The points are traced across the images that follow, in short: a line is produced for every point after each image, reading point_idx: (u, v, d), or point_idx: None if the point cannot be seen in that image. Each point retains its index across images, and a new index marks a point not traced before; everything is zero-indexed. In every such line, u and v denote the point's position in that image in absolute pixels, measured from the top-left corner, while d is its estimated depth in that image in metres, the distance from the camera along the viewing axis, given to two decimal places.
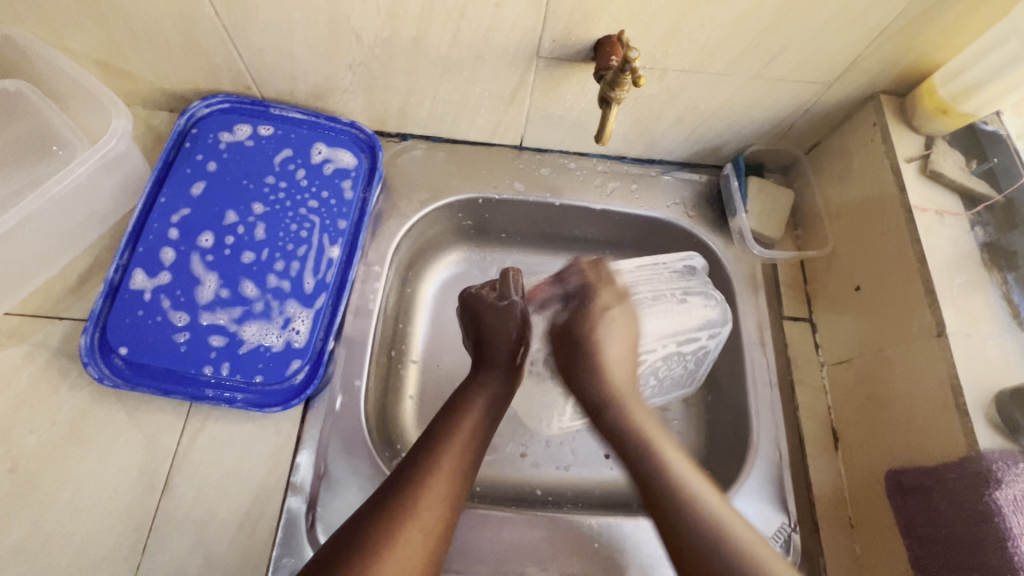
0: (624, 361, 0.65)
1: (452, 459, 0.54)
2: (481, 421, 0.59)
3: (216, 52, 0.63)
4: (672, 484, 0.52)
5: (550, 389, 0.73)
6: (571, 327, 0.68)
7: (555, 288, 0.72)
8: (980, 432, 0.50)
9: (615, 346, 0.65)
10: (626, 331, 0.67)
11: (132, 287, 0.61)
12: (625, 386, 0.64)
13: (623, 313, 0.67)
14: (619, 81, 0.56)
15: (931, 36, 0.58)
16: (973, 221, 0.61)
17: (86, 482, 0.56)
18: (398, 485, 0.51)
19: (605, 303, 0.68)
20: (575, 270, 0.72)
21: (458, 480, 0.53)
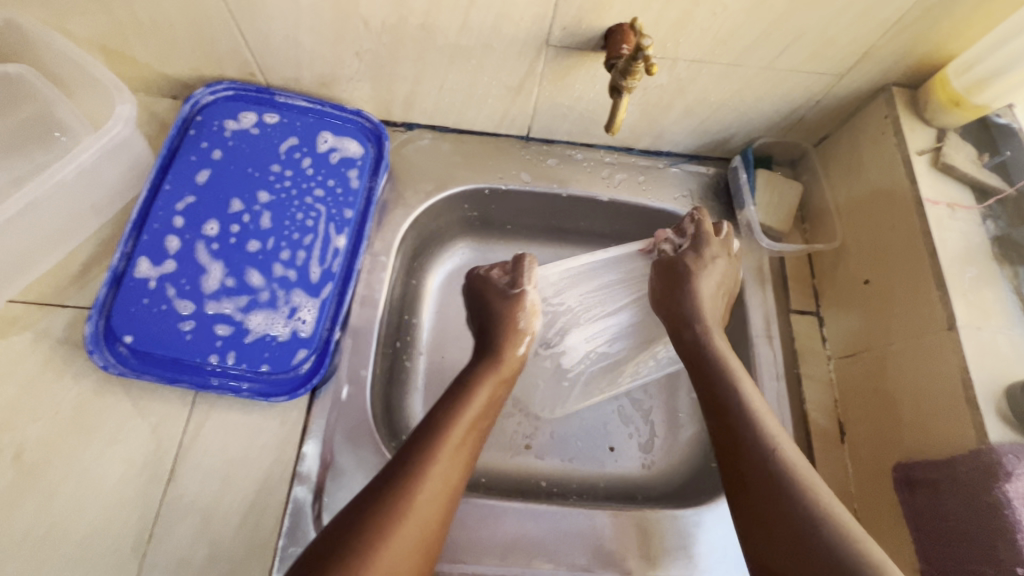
0: (715, 305, 0.66)
1: (450, 451, 0.53)
2: (481, 412, 0.59)
3: (221, 38, 0.63)
4: (756, 435, 0.54)
5: (555, 377, 0.77)
6: (674, 267, 0.68)
7: (676, 234, 0.71)
8: (990, 426, 0.50)
9: (710, 279, 0.66)
10: (715, 276, 0.67)
11: (137, 275, 0.60)
12: (717, 325, 0.65)
13: (718, 274, 0.67)
14: (631, 69, 0.55)
15: (944, 27, 0.57)
16: (984, 214, 0.61)
17: (92, 470, 0.56)
18: (397, 474, 0.50)
19: (704, 246, 0.68)
20: (709, 221, 0.70)
21: (457, 473, 0.53)
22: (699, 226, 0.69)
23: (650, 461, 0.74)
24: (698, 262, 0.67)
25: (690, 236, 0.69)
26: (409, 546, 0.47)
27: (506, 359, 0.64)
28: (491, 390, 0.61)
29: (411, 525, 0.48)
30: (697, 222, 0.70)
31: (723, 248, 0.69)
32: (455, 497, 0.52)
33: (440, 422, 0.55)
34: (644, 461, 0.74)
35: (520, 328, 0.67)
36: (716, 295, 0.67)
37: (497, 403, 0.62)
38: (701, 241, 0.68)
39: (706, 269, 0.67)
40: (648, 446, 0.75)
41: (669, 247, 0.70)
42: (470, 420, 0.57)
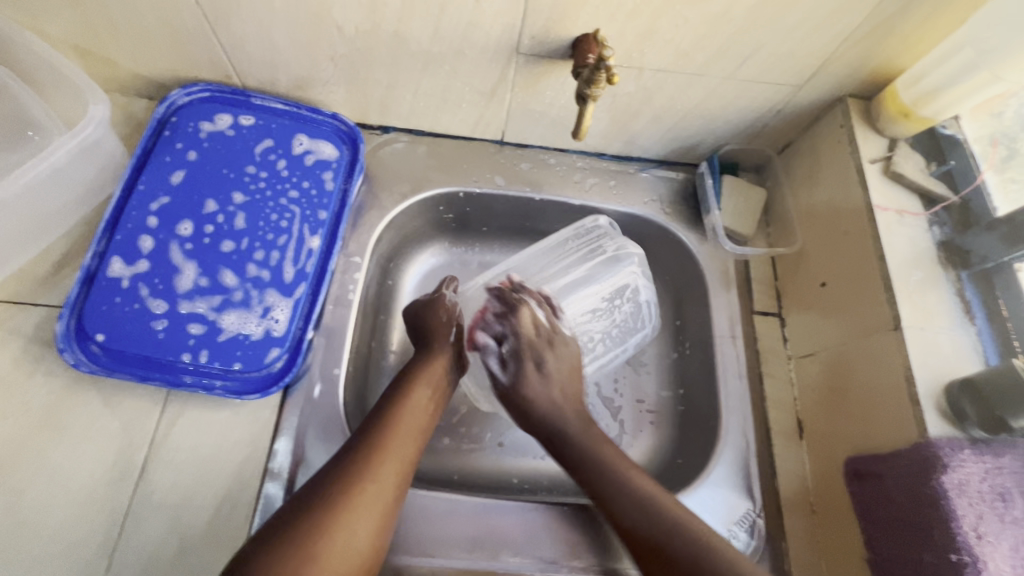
0: (574, 378, 0.67)
1: (400, 434, 0.58)
2: (428, 398, 0.63)
3: (196, 40, 0.63)
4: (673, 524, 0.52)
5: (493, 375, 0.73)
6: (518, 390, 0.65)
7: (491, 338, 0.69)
8: (930, 420, 0.53)
9: (536, 382, 0.65)
10: (563, 367, 0.67)
11: (110, 274, 0.61)
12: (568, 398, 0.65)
13: (569, 359, 0.68)
14: (595, 78, 0.57)
15: (893, 42, 0.60)
16: (931, 221, 0.64)
17: (61, 468, 0.57)
18: (357, 450, 0.55)
19: (545, 356, 0.66)
20: (531, 310, 0.69)
21: (408, 454, 0.58)
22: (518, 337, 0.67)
23: None
24: (546, 373, 0.66)
25: (507, 334, 0.68)
26: (373, 511, 0.52)
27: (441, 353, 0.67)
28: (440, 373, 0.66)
29: (371, 493, 0.53)
30: (523, 318, 0.68)
31: (569, 357, 0.68)
32: (408, 475, 0.57)
33: (395, 403, 0.61)
34: None
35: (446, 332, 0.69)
36: (563, 376, 0.66)
37: (446, 389, 0.67)
38: (537, 328, 0.68)
39: (565, 366, 0.67)
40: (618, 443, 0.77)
41: (494, 363, 0.69)
42: (416, 406, 0.62)
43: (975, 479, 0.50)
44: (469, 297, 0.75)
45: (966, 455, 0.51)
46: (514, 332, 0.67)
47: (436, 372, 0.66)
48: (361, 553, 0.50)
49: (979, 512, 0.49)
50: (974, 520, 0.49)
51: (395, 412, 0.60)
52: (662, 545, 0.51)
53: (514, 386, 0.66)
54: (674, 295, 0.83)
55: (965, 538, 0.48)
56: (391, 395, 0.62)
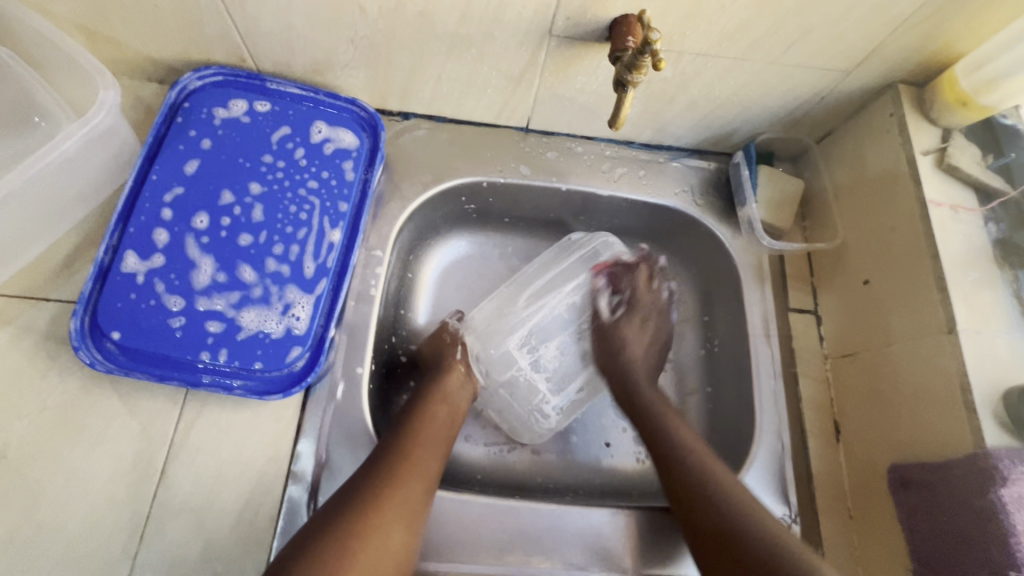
0: (647, 359, 0.72)
1: (423, 445, 0.59)
2: (448, 412, 0.65)
3: (208, 20, 0.60)
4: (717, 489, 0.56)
5: (522, 398, 0.72)
6: (608, 334, 0.73)
7: (606, 295, 0.76)
8: (987, 430, 0.51)
9: (633, 335, 0.73)
10: (641, 335, 0.73)
11: (124, 269, 0.59)
12: (640, 363, 0.71)
13: (642, 337, 0.73)
14: (638, 63, 0.53)
15: (954, 25, 0.56)
16: (987, 217, 0.60)
17: (79, 469, 0.55)
18: (381, 463, 0.56)
19: (649, 315, 0.75)
20: (644, 280, 0.76)
21: (433, 465, 0.59)
22: (634, 292, 0.75)
23: (644, 455, 0.75)
24: (638, 327, 0.74)
25: (625, 301, 0.75)
26: (404, 518, 0.53)
27: (451, 380, 0.68)
28: (456, 386, 0.68)
29: (398, 502, 0.53)
30: (639, 288, 0.75)
31: (656, 308, 0.76)
32: (432, 486, 0.58)
33: (416, 415, 0.62)
34: (638, 457, 0.75)
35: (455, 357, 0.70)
36: (640, 334, 0.73)
37: (464, 402, 0.68)
38: (645, 291, 0.76)
39: (632, 336, 0.73)
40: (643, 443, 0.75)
41: (603, 302, 0.75)
42: (438, 420, 0.63)
43: None
44: (476, 324, 0.74)
45: None
46: (631, 289, 0.75)
47: (454, 389, 0.67)
48: (393, 561, 0.51)
49: None
50: None
51: (419, 424, 0.61)
52: (732, 543, 0.52)
53: (614, 327, 0.73)
54: (703, 290, 0.81)
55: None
56: (413, 409, 0.64)
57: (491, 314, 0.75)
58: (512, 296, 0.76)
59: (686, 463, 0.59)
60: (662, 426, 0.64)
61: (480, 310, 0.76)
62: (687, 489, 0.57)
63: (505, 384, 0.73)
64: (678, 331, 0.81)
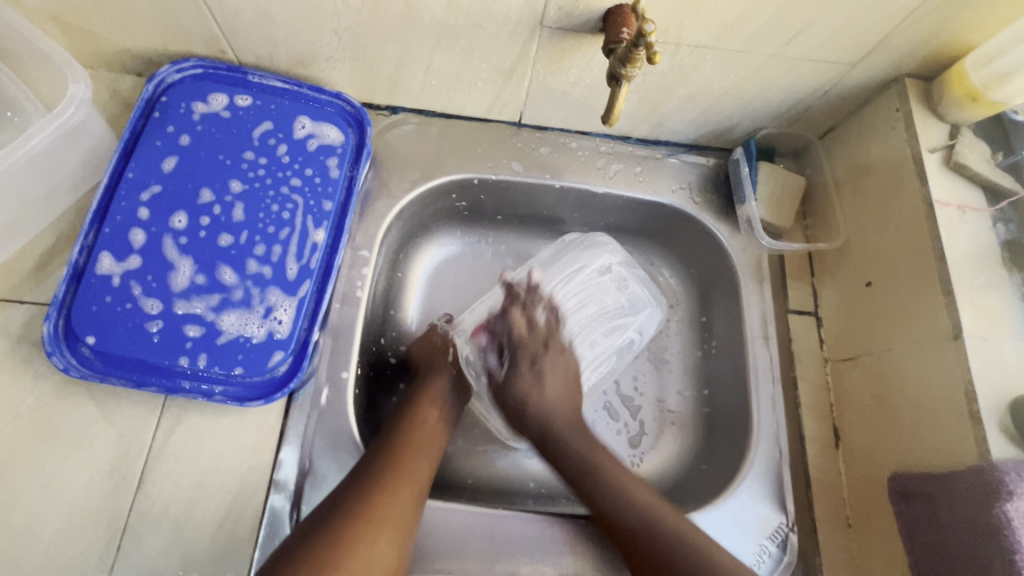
0: (562, 393, 0.65)
1: (412, 452, 0.57)
2: (437, 418, 0.63)
3: (184, 10, 0.57)
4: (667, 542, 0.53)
5: None
6: (504, 392, 0.66)
7: (494, 355, 0.70)
8: (993, 441, 0.49)
9: (533, 388, 0.65)
10: (558, 371, 0.67)
11: (99, 271, 0.56)
12: (558, 399, 0.65)
13: (562, 370, 0.67)
14: (631, 57, 0.51)
15: (965, 16, 0.54)
16: (996, 218, 0.58)
17: (54, 478, 0.53)
18: (368, 473, 0.54)
19: (542, 361, 0.67)
20: (540, 312, 0.69)
21: (422, 473, 0.56)
22: (515, 333, 0.68)
23: (640, 459, 0.72)
24: (541, 360, 0.67)
25: (504, 345, 0.69)
26: (393, 530, 0.51)
27: (439, 386, 0.66)
28: (447, 391, 0.66)
29: (385, 513, 0.51)
30: (514, 324, 0.69)
31: (557, 350, 0.68)
32: (423, 494, 0.55)
33: (406, 422, 0.61)
34: (633, 460, 0.72)
35: (444, 361, 0.68)
36: (556, 377, 0.66)
37: (456, 407, 0.66)
38: (529, 331, 0.68)
39: (546, 381, 0.65)
40: (638, 447, 0.73)
41: (494, 361, 0.70)
42: (427, 426, 0.61)
43: None
44: (468, 327, 0.73)
45: None
46: (509, 330, 0.68)
47: (444, 393, 0.65)
48: (383, 574, 0.49)
49: None
50: None
51: (407, 431, 0.59)
52: None
53: (512, 384, 0.66)
54: (701, 290, 0.79)
55: None
56: (401, 416, 0.62)
57: (482, 317, 0.73)
58: (502, 298, 0.74)
59: (631, 526, 0.55)
60: (602, 471, 0.59)
61: (471, 312, 0.74)
62: (637, 546, 0.54)
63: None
64: (674, 332, 0.79)
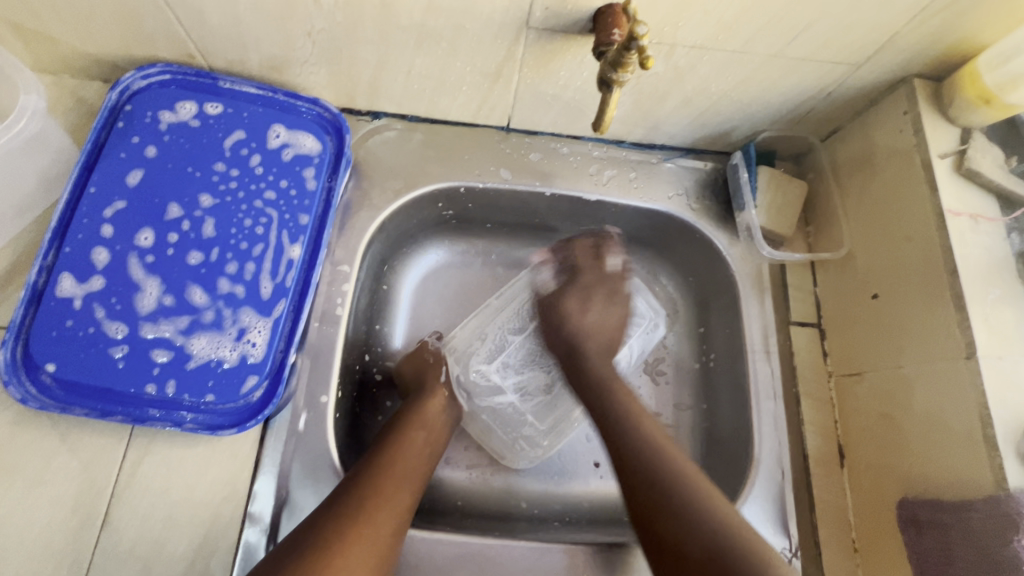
0: (603, 326, 0.67)
1: (394, 477, 0.54)
2: (425, 440, 0.60)
3: (147, 13, 0.54)
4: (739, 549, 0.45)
5: (512, 425, 0.70)
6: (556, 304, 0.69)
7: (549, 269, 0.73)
8: (1010, 468, 0.46)
9: (574, 312, 0.67)
10: (606, 316, 0.68)
11: (59, 294, 0.53)
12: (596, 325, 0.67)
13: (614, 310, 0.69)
14: (623, 61, 0.47)
15: (981, 13, 0.50)
16: (1010, 228, 0.54)
17: (13, 516, 0.50)
18: (344, 499, 0.50)
19: (593, 291, 0.69)
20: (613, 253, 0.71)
21: (404, 500, 0.53)
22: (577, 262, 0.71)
23: None
24: (575, 310, 0.68)
25: (565, 268, 0.72)
26: (366, 563, 0.47)
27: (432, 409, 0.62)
28: (435, 408, 0.63)
29: (358, 542, 0.48)
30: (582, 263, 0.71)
31: (609, 280, 0.70)
32: (403, 525, 0.52)
33: (389, 443, 0.57)
34: None
35: (439, 381, 0.65)
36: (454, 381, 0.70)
37: (445, 427, 0.63)
38: (582, 317, 0.67)
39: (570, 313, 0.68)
40: None
41: (547, 277, 0.73)
42: (414, 448, 0.58)
43: None
44: (457, 345, 0.71)
45: None
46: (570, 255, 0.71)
47: (433, 414, 0.62)
48: None
49: None
50: None
51: (391, 453, 0.56)
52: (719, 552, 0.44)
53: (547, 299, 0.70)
54: (698, 299, 0.76)
55: None
56: (386, 437, 0.58)
57: (474, 334, 0.72)
58: (496, 315, 0.73)
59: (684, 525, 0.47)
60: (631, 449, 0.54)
61: (464, 331, 0.72)
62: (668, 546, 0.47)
63: (489, 411, 0.70)
64: (671, 342, 0.76)
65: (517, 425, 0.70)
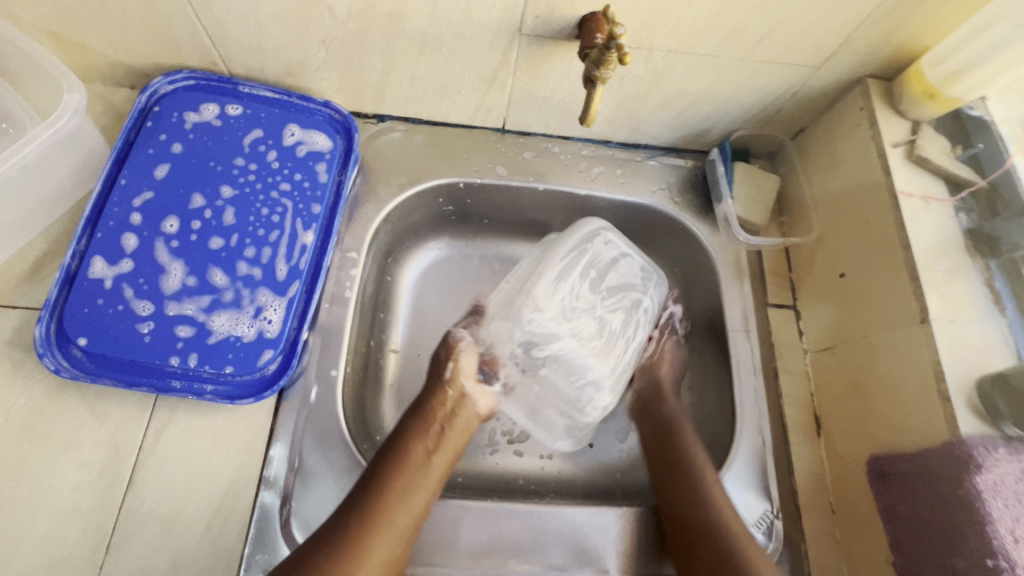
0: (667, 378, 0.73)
1: (390, 500, 0.54)
2: (427, 453, 0.59)
3: (177, 24, 0.60)
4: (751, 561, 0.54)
5: (572, 378, 0.69)
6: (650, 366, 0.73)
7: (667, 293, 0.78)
8: (962, 418, 0.50)
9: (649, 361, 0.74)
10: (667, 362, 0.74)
11: (91, 275, 0.58)
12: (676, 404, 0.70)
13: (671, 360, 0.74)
14: (605, 59, 0.53)
15: (920, 19, 0.57)
16: (957, 207, 0.60)
17: (44, 479, 0.54)
18: (339, 528, 0.51)
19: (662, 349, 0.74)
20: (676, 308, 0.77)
21: (404, 524, 0.53)
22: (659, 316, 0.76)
23: (628, 454, 0.74)
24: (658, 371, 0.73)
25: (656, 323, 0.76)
26: None
27: (436, 418, 0.62)
28: (442, 423, 0.62)
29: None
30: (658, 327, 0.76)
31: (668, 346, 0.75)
32: (401, 550, 0.53)
33: (389, 459, 0.57)
34: (622, 455, 0.74)
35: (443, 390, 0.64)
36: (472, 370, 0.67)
37: (458, 436, 0.63)
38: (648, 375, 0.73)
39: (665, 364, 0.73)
40: (626, 441, 0.75)
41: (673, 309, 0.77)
42: (415, 465, 0.57)
43: (1009, 479, 0.47)
44: (500, 309, 0.71)
45: (999, 454, 0.48)
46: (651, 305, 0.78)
47: (437, 424, 0.62)
48: None
49: (1016, 514, 0.46)
50: (1011, 524, 0.46)
51: (389, 471, 0.56)
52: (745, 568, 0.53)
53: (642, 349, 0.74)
54: (684, 287, 0.81)
55: (1001, 542, 0.45)
56: (387, 451, 0.58)
57: (511, 296, 0.72)
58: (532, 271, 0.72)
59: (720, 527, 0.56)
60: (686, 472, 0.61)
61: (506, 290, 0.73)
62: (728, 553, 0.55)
63: (550, 362, 0.69)
64: None
65: (580, 376, 0.69)
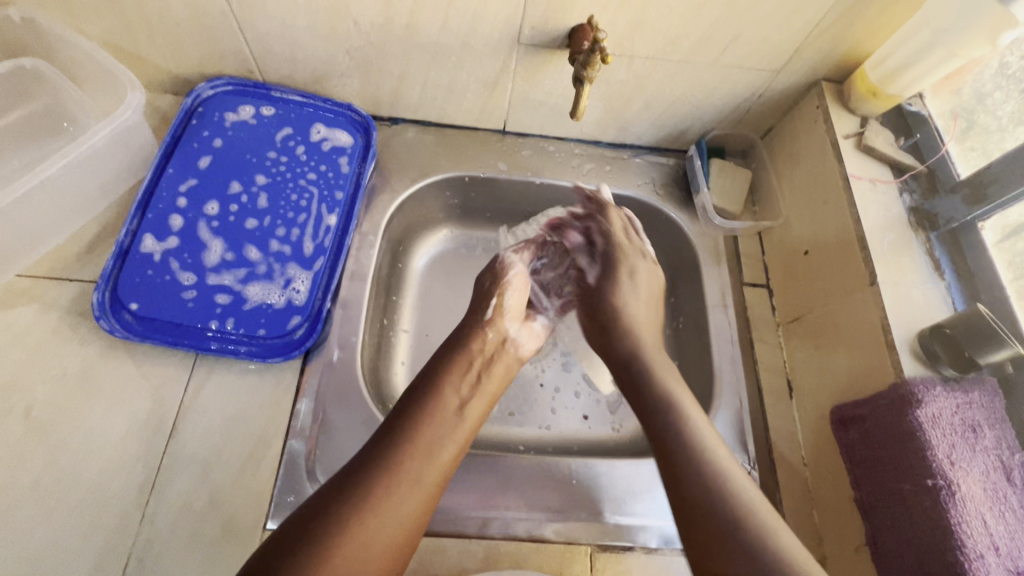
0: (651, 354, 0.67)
1: (419, 448, 0.55)
2: (459, 402, 0.60)
3: (224, 37, 0.69)
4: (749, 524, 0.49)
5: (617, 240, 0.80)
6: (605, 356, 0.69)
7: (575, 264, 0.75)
8: (905, 363, 0.58)
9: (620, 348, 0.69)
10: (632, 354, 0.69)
11: (142, 250, 0.66)
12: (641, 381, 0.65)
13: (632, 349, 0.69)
14: (591, 60, 0.64)
15: (860, 28, 0.66)
16: (901, 188, 0.69)
17: (95, 427, 0.60)
18: (367, 470, 0.52)
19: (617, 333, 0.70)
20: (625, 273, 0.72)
21: (433, 472, 0.54)
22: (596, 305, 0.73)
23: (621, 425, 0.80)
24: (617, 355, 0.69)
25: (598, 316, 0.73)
26: (386, 536, 0.49)
27: (479, 355, 0.65)
28: (478, 372, 0.64)
29: (376, 518, 0.50)
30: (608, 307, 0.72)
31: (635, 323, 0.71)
32: (430, 496, 0.54)
33: (420, 409, 0.58)
34: (615, 426, 0.80)
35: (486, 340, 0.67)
36: (517, 309, 0.72)
37: (494, 385, 0.65)
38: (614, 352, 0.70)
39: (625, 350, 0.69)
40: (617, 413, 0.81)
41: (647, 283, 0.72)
42: (445, 415, 0.58)
43: (947, 412, 0.54)
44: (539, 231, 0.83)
45: (938, 391, 0.55)
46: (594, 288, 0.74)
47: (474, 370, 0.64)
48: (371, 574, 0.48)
49: (952, 442, 0.53)
50: (948, 449, 0.52)
51: (420, 421, 0.57)
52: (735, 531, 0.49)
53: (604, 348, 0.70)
54: (668, 273, 0.89)
55: (939, 464, 0.51)
56: (419, 400, 0.59)
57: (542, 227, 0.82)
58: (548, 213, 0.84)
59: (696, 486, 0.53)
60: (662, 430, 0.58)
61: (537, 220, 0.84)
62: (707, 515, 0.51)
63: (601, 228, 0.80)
64: None
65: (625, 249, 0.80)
